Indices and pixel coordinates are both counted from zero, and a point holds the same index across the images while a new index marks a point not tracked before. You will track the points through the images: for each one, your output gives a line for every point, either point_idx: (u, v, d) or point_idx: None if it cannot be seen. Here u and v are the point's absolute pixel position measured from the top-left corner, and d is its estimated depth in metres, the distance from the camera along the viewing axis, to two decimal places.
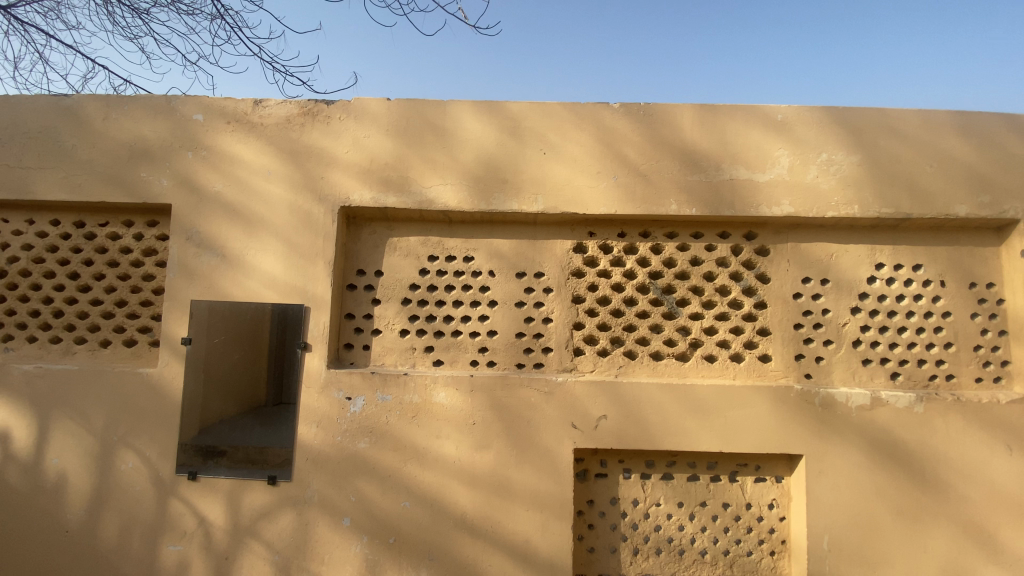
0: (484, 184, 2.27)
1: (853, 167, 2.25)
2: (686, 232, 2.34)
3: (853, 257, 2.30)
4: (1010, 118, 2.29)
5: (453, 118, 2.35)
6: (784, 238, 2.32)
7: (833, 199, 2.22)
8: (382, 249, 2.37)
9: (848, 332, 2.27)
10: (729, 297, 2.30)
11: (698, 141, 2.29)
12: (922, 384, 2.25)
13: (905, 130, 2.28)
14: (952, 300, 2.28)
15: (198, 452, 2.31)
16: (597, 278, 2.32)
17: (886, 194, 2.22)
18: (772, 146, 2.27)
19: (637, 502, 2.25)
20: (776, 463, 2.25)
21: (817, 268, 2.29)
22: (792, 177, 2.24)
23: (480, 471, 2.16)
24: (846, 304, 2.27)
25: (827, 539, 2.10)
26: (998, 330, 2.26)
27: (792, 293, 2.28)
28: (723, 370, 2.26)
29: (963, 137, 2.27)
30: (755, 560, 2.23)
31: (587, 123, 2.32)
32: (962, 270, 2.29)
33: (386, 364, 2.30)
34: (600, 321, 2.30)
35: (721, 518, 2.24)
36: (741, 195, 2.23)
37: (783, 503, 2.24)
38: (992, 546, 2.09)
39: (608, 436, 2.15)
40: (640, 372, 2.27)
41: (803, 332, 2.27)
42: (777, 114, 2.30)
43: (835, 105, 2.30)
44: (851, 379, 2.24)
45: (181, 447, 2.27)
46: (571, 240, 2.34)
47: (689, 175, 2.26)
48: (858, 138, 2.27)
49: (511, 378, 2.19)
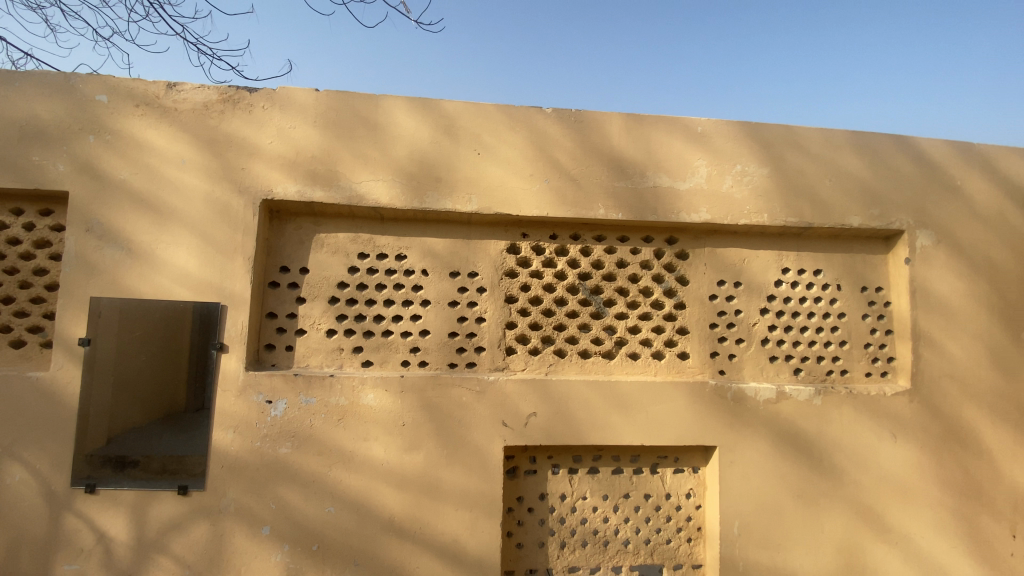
0: (417, 182, 2.24)
1: (763, 178, 2.42)
2: (613, 236, 2.43)
3: (763, 261, 2.48)
4: (898, 139, 2.55)
5: (385, 113, 2.29)
6: (702, 244, 2.46)
7: (746, 208, 2.38)
8: (308, 246, 2.28)
9: (758, 331, 2.45)
10: (652, 298, 2.41)
11: (626, 148, 2.38)
12: (820, 378, 2.46)
13: (809, 146, 2.49)
14: (847, 302, 2.51)
15: (107, 463, 2.12)
16: (529, 278, 2.36)
17: (791, 204, 2.41)
18: (692, 157, 2.40)
19: (564, 496, 2.31)
20: (693, 454, 2.38)
21: (731, 271, 2.46)
22: (710, 186, 2.38)
23: (410, 473, 2.13)
24: (756, 305, 2.45)
25: (737, 524, 2.25)
26: (884, 329, 2.53)
27: (708, 294, 2.43)
28: (646, 367, 2.37)
29: (857, 155, 2.51)
30: (674, 547, 2.35)
31: (521, 125, 2.35)
32: (856, 275, 2.54)
33: (311, 366, 2.22)
34: (532, 321, 2.34)
35: (642, 508, 2.34)
36: (664, 201, 2.35)
37: (699, 492, 2.38)
38: (877, 524, 2.33)
39: (537, 433, 2.19)
40: (570, 370, 2.33)
41: (718, 332, 2.42)
42: (697, 127, 2.44)
43: (750, 120, 2.47)
44: (760, 375, 2.42)
45: (87, 459, 2.08)
46: (504, 241, 2.36)
47: (616, 181, 2.35)
48: (769, 152, 2.45)
49: (442, 378, 2.18)
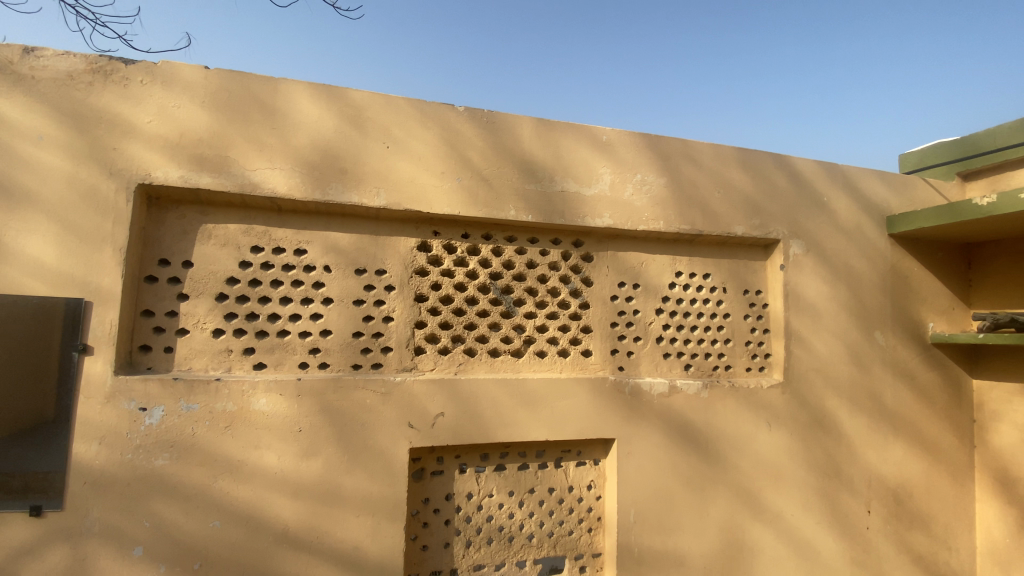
0: (319, 173, 2.10)
1: (660, 188, 2.59)
2: (523, 236, 2.46)
3: (660, 265, 2.66)
4: (776, 157, 2.83)
5: (285, 98, 2.13)
6: (606, 247, 2.57)
7: (645, 215, 2.53)
8: (193, 237, 2.08)
9: (654, 329, 2.61)
10: (559, 298, 2.49)
11: (536, 152, 2.42)
12: (708, 373, 2.68)
13: (702, 160, 2.69)
14: (731, 304, 2.76)
15: None
16: (440, 277, 2.32)
17: (685, 213, 2.60)
18: (597, 164, 2.50)
19: (471, 495, 2.30)
20: (595, 447, 2.48)
21: (631, 274, 2.60)
22: (612, 193, 2.50)
23: (308, 480, 2.02)
24: (653, 306, 2.62)
25: (633, 512, 2.39)
26: (762, 328, 2.80)
27: (610, 295, 2.55)
28: (552, 365, 2.43)
29: (742, 170, 2.75)
30: (576, 538, 2.44)
31: (433, 122, 2.27)
32: (739, 279, 2.79)
33: (194, 369, 2.04)
34: (442, 321, 2.31)
35: (547, 502, 2.41)
36: (571, 205, 2.42)
37: (600, 483, 2.49)
38: (753, 504, 2.57)
39: (445, 433, 2.17)
40: (479, 369, 2.34)
41: (619, 330, 2.55)
42: (603, 135, 2.54)
43: (651, 132, 2.62)
44: (656, 371, 2.58)
45: None
46: (414, 238, 2.29)
47: (526, 183, 2.38)
48: (666, 163, 2.62)
49: (343, 380, 2.08)
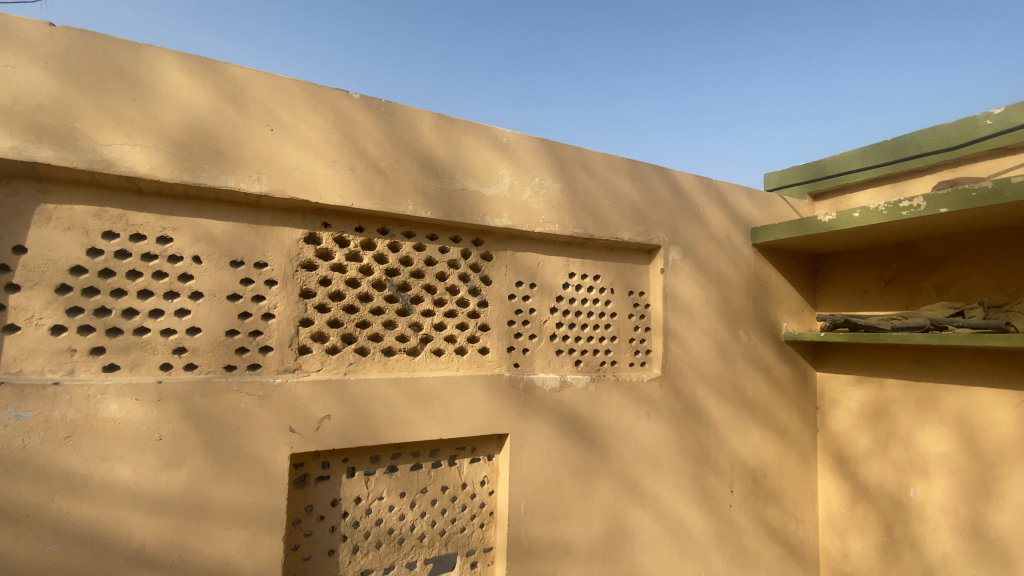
0: (190, 153, 1.89)
1: (556, 192, 2.67)
2: (422, 233, 2.42)
3: (555, 265, 2.76)
4: (660, 169, 3.06)
5: (150, 67, 1.88)
6: (505, 246, 2.61)
7: (541, 217, 2.60)
8: (27, 218, 1.76)
9: (548, 327, 2.71)
10: (457, 295, 2.49)
11: (436, 148, 2.36)
12: (595, 368, 2.83)
13: (595, 168, 2.83)
14: (618, 303, 2.94)
15: None
16: (330, 272, 2.21)
17: (578, 217, 2.72)
18: (497, 165, 2.52)
19: (359, 499, 2.22)
20: (489, 443, 2.51)
21: (528, 273, 2.67)
22: (511, 194, 2.53)
23: (171, 493, 1.83)
24: (547, 305, 2.71)
25: (524, 505, 2.45)
26: (645, 326, 3.02)
27: (508, 293, 2.60)
28: (449, 363, 2.42)
29: (630, 180, 2.94)
30: (467, 534, 2.45)
31: (325, 108, 2.13)
32: (625, 281, 2.99)
33: (25, 373, 1.73)
34: (331, 318, 2.20)
35: (439, 501, 2.39)
36: (471, 204, 2.41)
37: (492, 479, 2.53)
38: (633, 490, 2.77)
39: (331, 436, 2.06)
40: (371, 368, 2.26)
41: (515, 328, 2.60)
42: (503, 137, 2.56)
43: (548, 138, 2.70)
44: (548, 367, 2.68)
45: None
46: (301, 230, 2.15)
47: (426, 179, 2.31)
48: (562, 169, 2.71)
49: (214, 382, 1.91)
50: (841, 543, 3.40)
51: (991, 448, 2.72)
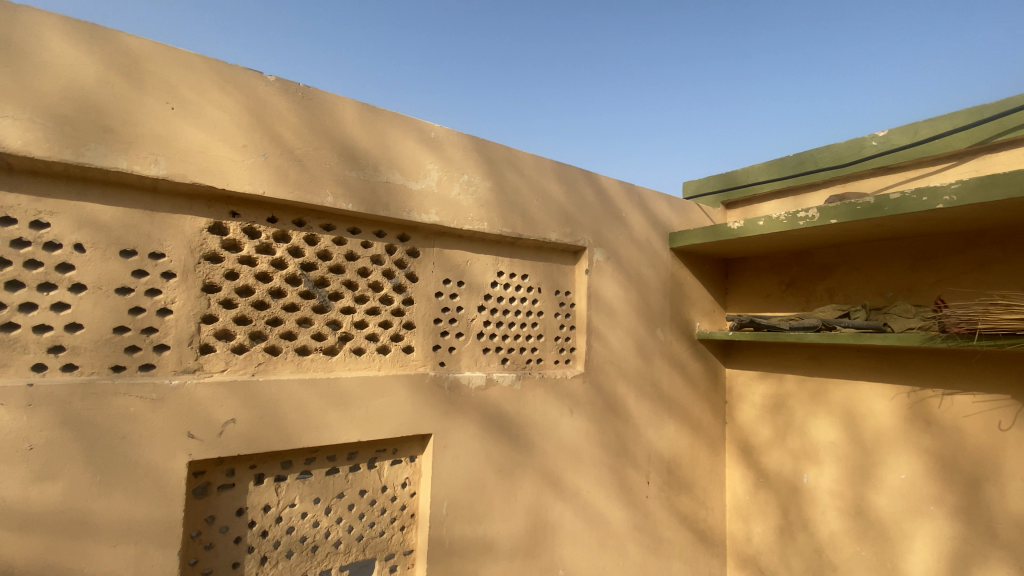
0: (73, 128, 1.68)
1: (485, 190, 2.65)
2: (343, 226, 2.31)
3: (483, 263, 2.74)
4: (586, 172, 3.13)
5: (24, 27, 1.63)
6: (432, 243, 2.56)
7: (470, 214, 2.58)
8: None
9: (474, 326, 2.69)
10: (380, 292, 2.41)
11: (359, 138, 2.26)
12: (521, 366, 2.85)
13: (523, 167, 2.84)
14: (544, 302, 2.98)
15: None
16: (238, 265, 2.06)
17: (506, 216, 2.72)
18: (424, 159, 2.46)
19: (268, 507, 2.09)
20: (411, 444, 2.45)
21: (455, 271, 2.63)
22: (439, 190, 2.48)
23: (44, 509, 1.62)
24: (474, 303, 2.69)
25: (446, 505, 2.41)
26: (570, 325, 3.08)
27: (434, 291, 2.55)
28: (370, 362, 2.34)
29: (558, 182, 2.99)
30: (387, 538, 2.39)
31: (235, 89, 1.98)
32: (552, 280, 3.03)
33: None
34: (238, 314, 2.05)
35: (357, 505, 2.31)
36: (396, 198, 2.34)
37: (414, 480, 2.47)
38: (555, 485, 2.82)
39: (236, 441, 1.93)
40: (283, 368, 2.13)
41: (440, 326, 2.56)
42: (431, 131, 2.50)
43: (478, 135, 2.67)
44: (474, 366, 2.66)
45: None
46: (205, 219, 1.99)
47: (347, 170, 2.21)
48: (491, 167, 2.70)
49: (98, 385, 1.72)
50: (745, 526, 3.66)
51: (871, 436, 3.03)
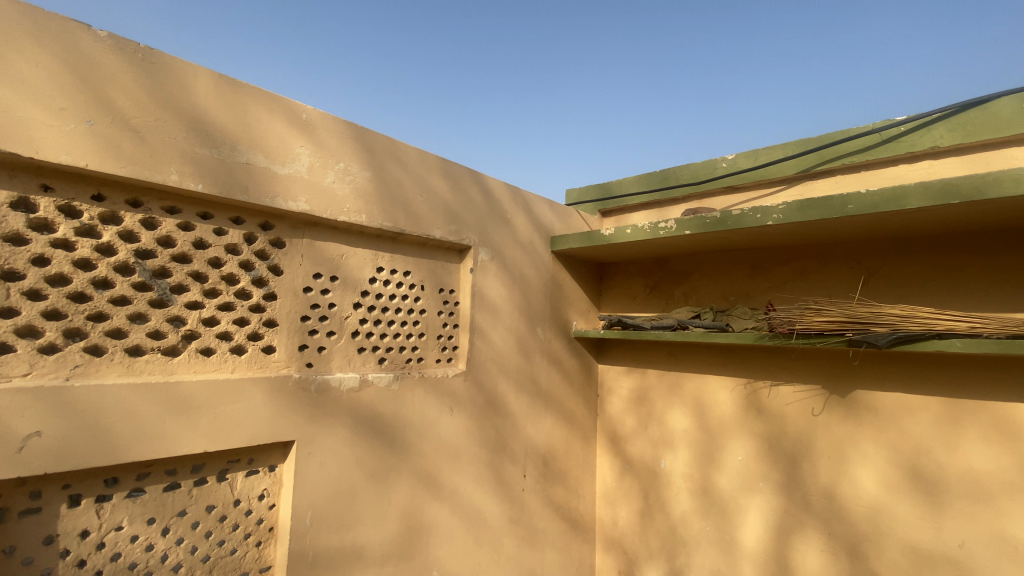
0: None
1: (364, 181, 2.53)
2: (192, 210, 2.05)
3: (359, 258, 2.61)
4: (472, 170, 3.13)
5: None
6: (301, 234, 2.37)
7: (345, 205, 2.43)
8: None
9: (348, 324, 2.55)
10: (237, 286, 2.18)
11: (216, 114, 2.03)
12: (400, 366, 2.77)
13: (407, 161, 2.76)
14: (427, 301, 2.92)
15: None
16: (50, 249, 1.73)
17: (387, 210, 2.62)
18: (294, 143, 2.27)
19: (87, 533, 1.79)
20: (270, 453, 2.26)
21: (328, 265, 2.47)
22: (310, 176, 2.31)
23: None
24: (349, 300, 2.56)
25: (310, 515, 2.26)
26: (453, 324, 3.06)
27: (302, 286, 2.37)
28: (222, 364, 2.11)
29: (442, 178, 2.94)
30: (239, 557, 2.17)
31: (53, 40, 1.66)
32: (435, 278, 2.98)
33: None
34: (48, 308, 1.73)
35: (203, 523, 2.07)
36: (259, 182, 2.14)
37: (274, 491, 2.28)
38: (432, 485, 2.78)
39: (41, 458, 1.62)
40: (110, 371, 1.83)
41: (309, 324, 2.39)
42: (302, 113, 2.33)
43: (356, 123, 2.54)
44: (346, 366, 2.52)
45: None
46: (4, 192, 1.64)
47: (198, 147, 1.97)
48: (371, 158, 2.58)
49: None
50: (612, 512, 3.93)
51: (716, 423, 3.42)
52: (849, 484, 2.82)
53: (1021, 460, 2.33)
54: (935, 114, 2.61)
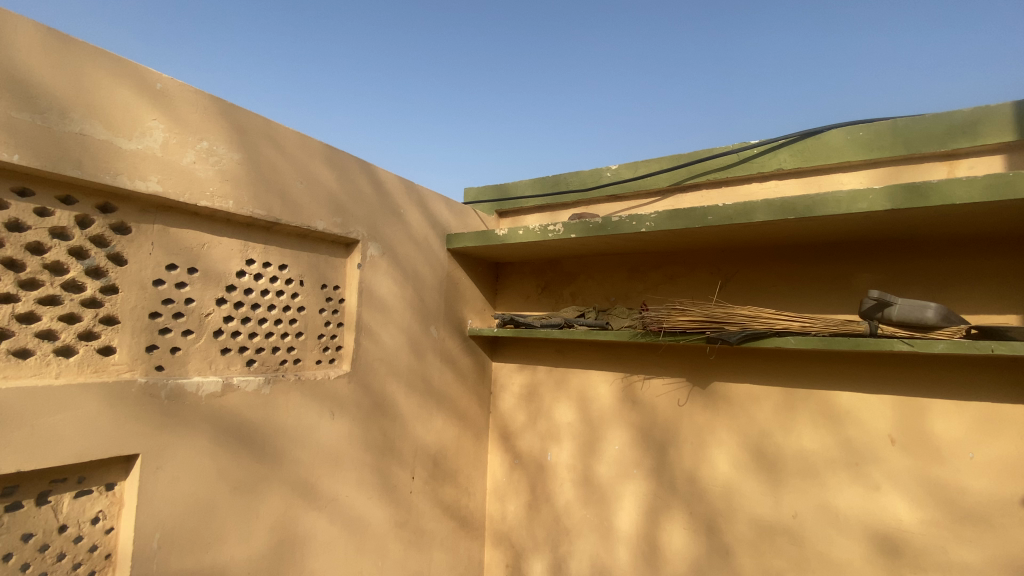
0: None
1: (232, 163, 2.30)
2: (3, 184, 1.72)
3: (226, 249, 2.37)
4: (360, 160, 2.99)
5: None
6: (151, 219, 2.10)
7: (209, 189, 2.20)
8: None
9: (210, 322, 2.31)
10: (64, 277, 1.87)
11: (40, 73, 1.72)
12: (273, 368, 2.56)
13: (285, 145, 2.56)
14: (307, 297, 2.74)
15: None
16: None
17: (261, 197, 2.41)
18: (144, 115, 2.00)
19: None
20: (107, 469, 1.97)
21: (185, 256, 2.21)
22: (164, 154, 2.05)
23: None
24: (211, 295, 2.31)
25: (159, 537, 2.01)
26: (336, 322, 2.89)
27: (152, 279, 2.10)
28: (43, 368, 1.80)
29: (327, 166, 2.78)
30: None
31: None
32: (317, 273, 2.80)
33: None
34: None
35: (15, 556, 1.75)
36: (97, 156, 1.85)
37: (112, 513, 2.00)
38: (309, 493, 2.61)
39: None
40: None
41: (160, 322, 2.13)
42: (156, 82, 2.06)
43: (224, 99, 2.31)
44: (207, 369, 2.28)
45: None
46: None
47: (14, 110, 1.66)
48: (242, 139, 2.35)
49: None
50: (501, 507, 3.99)
51: (597, 416, 3.61)
52: (708, 467, 3.13)
53: (839, 438, 2.75)
54: (781, 140, 2.99)
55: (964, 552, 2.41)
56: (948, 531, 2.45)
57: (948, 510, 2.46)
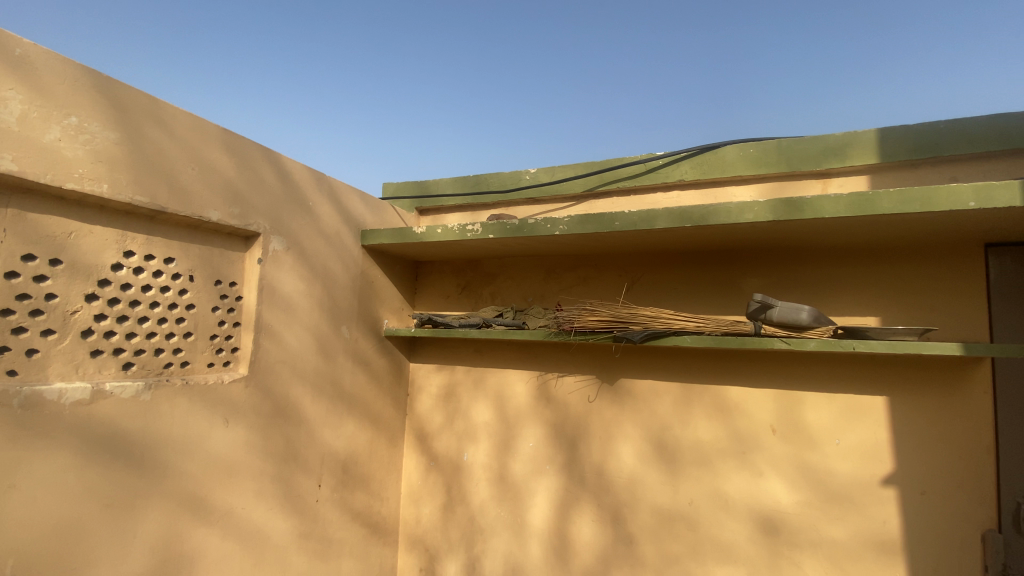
0: None
1: (108, 144, 2.07)
2: None
3: (98, 239, 2.12)
4: (263, 148, 2.80)
5: None
6: (3, 202, 1.83)
7: (79, 171, 1.96)
8: None
9: (77, 321, 2.05)
10: None
11: None
12: (155, 372, 2.33)
13: (174, 127, 2.35)
14: (198, 294, 2.51)
15: None
16: None
17: (144, 182, 2.18)
18: None
19: None
20: None
21: (47, 245, 1.95)
22: (21, 129, 1.80)
23: None
24: (80, 290, 2.06)
25: (8, 566, 1.76)
26: (232, 322, 2.69)
27: (2, 271, 1.82)
28: None
29: (225, 153, 2.58)
30: None
31: None
32: (211, 268, 2.58)
33: None
34: None
35: None
36: None
37: None
38: (198, 507, 2.41)
39: None
40: None
41: (12, 321, 1.85)
42: (12, 45, 1.80)
43: (100, 71, 2.07)
44: (72, 373, 2.03)
45: None
46: None
47: None
48: (121, 117, 2.12)
49: None
50: (416, 510, 3.92)
51: (512, 415, 3.66)
52: (615, 461, 3.28)
53: (730, 430, 2.99)
54: (683, 153, 3.20)
55: (832, 528, 2.72)
56: (818, 510, 2.75)
57: (819, 491, 2.76)
